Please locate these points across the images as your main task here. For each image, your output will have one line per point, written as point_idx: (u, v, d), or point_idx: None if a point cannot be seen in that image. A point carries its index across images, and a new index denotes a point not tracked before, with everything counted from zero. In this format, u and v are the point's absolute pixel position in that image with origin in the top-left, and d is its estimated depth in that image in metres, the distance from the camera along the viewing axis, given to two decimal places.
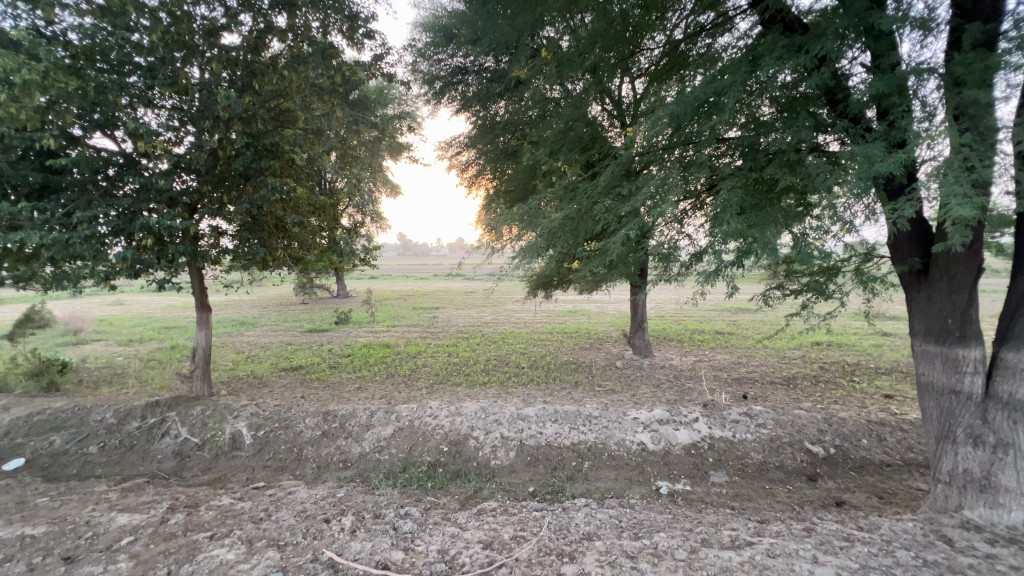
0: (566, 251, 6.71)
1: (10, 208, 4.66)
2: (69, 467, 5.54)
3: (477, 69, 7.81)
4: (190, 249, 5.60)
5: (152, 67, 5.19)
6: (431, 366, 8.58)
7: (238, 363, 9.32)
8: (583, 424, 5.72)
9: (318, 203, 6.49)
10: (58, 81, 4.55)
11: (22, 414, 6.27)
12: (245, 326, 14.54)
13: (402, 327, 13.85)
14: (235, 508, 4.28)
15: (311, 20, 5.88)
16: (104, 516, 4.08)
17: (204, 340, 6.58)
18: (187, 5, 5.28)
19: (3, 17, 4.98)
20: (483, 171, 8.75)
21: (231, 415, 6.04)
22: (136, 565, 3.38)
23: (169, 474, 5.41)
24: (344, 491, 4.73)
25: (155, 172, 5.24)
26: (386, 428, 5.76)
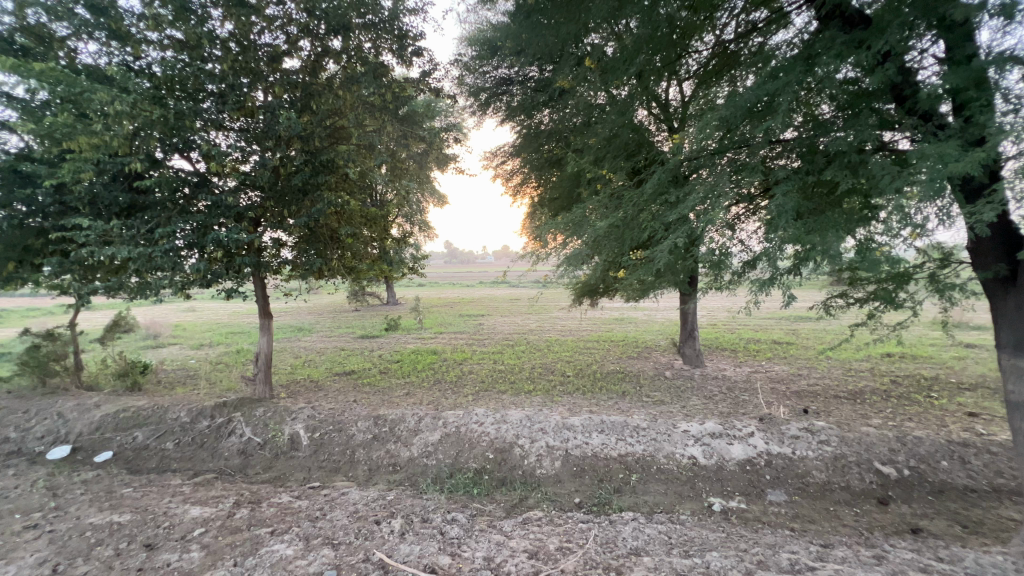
0: (612, 259, 6.62)
1: (104, 226, 5.19)
2: (149, 461, 6.05)
3: (522, 79, 7.88)
4: (254, 261, 6.00)
5: (222, 93, 5.62)
6: (477, 374, 8.69)
7: (296, 367, 9.84)
8: (631, 435, 5.58)
9: (370, 215, 6.78)
10: (144, 110, 5.03)
11: (110, 411, 6.90)
12: (303, 332, 15.34)
13: (449, 334, 14.12)
14: (294, 506, 4.51)
15: (364, 41, 6.24)
16: (179, 508, 4.41)
17: (266, 345, 7.00)
18: (254, 35, 5.73)
19: (100, 56, 5.61)
20: (528, 180, 8.79)
21: (289, 417, 6.38)
22: (207, 556, 3.63)
23: (235, 471, 5.78)
24: (393, 494, 4.88)
25: (225, 190, 5.68)
26: (434, 433, 5.89)
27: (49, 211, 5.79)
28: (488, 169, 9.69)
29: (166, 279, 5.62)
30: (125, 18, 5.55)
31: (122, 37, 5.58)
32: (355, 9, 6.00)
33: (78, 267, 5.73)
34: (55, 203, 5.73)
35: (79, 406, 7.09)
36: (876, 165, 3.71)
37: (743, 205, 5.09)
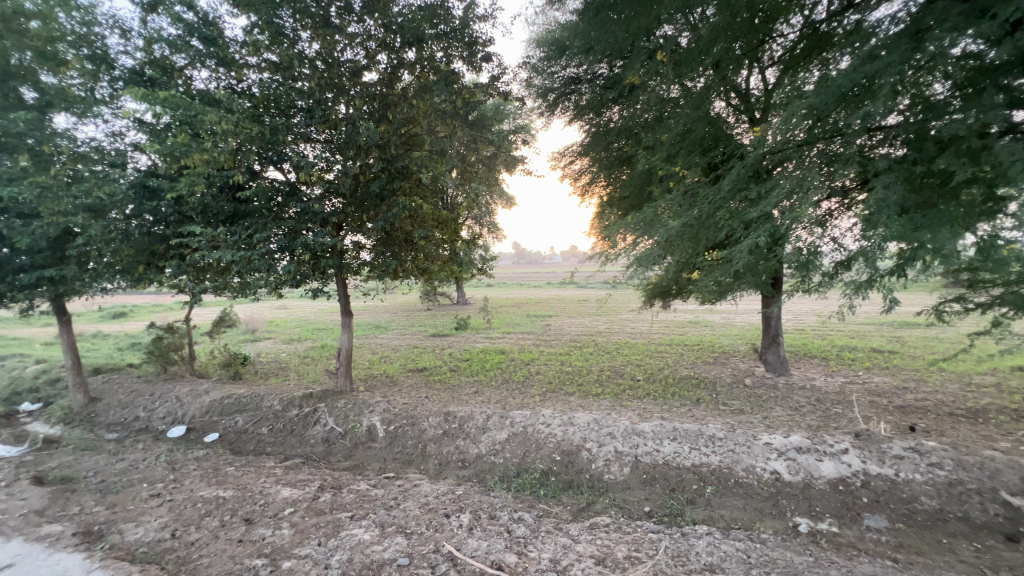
0: (686, 259, 6.31)
1: (213, 233, 5.82)
2: (248, 444, 6.70)
3: (590, 77, 7.71)
4: (337, 262, 6.46)
5: (309, 108, 6.11)
6: (544, 375, 8.68)
7: (373, 363, 10.43)
8: (706, 444, 5.30)
9: (441, 218, 7.03)
10: (245, 127, 5.61)
11: (216, 397, 7.73)
12: (380, 329, 16.24)
13: (516, 334, 14.25)
14: (371, 494, 4.79)
15: (436, 51, 6.49)
16: (272, 488, 4.85)
17: (346, 341, 7.48)
18: (337, 52, 6.17)
19: (210, 81, 6.31)
20: (595, 179, 8.61)
21: (367, 410, 6.78)
22: (295, 534, 3.96)
23: (319, 458, 6.24)
24: (462, 489, 5.02)
25: (312, 197, 6.18)
26: (501, 432, 5.97)
27: (169, 220, 6.58)
28: (556, 169, 9.61)
29: (262, 279, 6.20)
30: (231, 46, 6.22)
31: (228, 63, 6.24)
32: (428, 20, 6.27)
33: (192, 269, 6.48)
34: (175, 213, 6.52)
35: (192, 392, 8.03)
36: (1002, 151, 3.26)
37: (835, 200, 4.67)
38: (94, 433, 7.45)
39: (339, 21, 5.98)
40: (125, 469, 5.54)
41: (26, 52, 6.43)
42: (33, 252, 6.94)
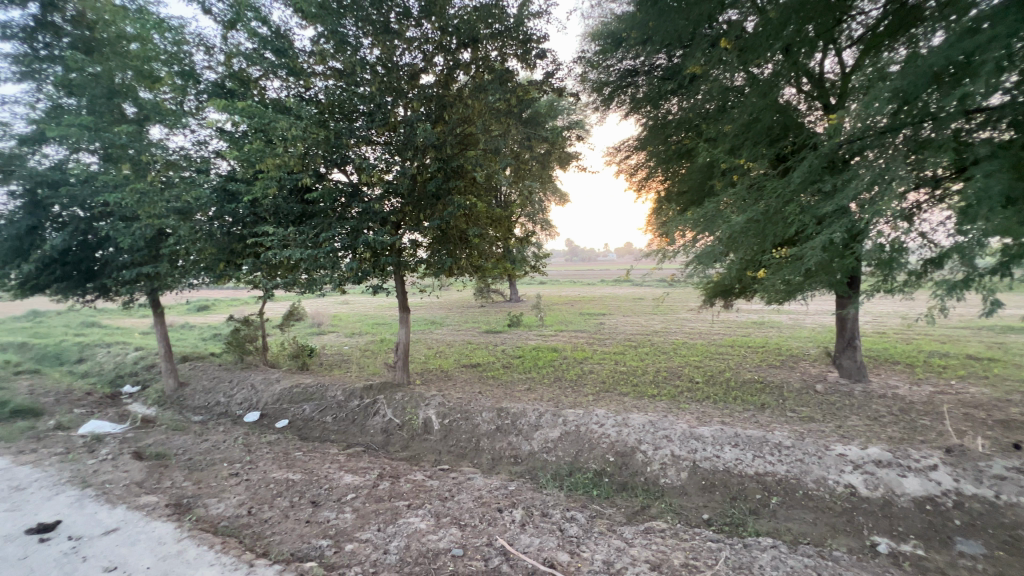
0: (751, 257, 5.97)
1: (284, 232, 6.23)
2: (314, 431, 7.12)
3: (648, 69, 7.47)
4: (396, 260, 6.70)
5: (370, 112, 6.37)
6: (597, 374, 8.56)
7: (429, 357, 10.74)
8: (771, 452, 5.01)
9: (495, 216, 7.09)
10: (312, 133, 5.94)
11: (286, 385, 8.28)
12: (435, 325, 16.68)
13: (569, 332, 14.15)
14: (426, 484, 4.95)
15: (491, 51, 6.57)
16: (335, 474, 5.13)
17: (404, 336, 7.74)
18: (397, 56, 6.39)
19: (281, 90, 6.75)
20: (652, 174, 8.33)
21: (423, 403, 6.99)
22: (357, 518, 4.17)
23: (378, 447, 6.52)
24: (515, 485, 5.07)
25: (373, 198, 6.45)
26: (554, 430, 5.96)
27: (245, 221, 7.12)
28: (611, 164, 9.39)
29: (327, 276, 6.55)
30: (300, 56, 6.61)
31: (297, 72, 6.64)
32: (483, 20, 6.38)
33: (265, 266, 6.97)
34: (251, 214, 7.03)
35: (265, 380, 8.66)
36: None
37: (924, 190, 4.25)
38: (183, 415, 8.22)
39: (399, 27, 6.19)
40: (208, 449, 6.07)
41: (127, 72, 7.18)
42: (134, 251, 7.76)
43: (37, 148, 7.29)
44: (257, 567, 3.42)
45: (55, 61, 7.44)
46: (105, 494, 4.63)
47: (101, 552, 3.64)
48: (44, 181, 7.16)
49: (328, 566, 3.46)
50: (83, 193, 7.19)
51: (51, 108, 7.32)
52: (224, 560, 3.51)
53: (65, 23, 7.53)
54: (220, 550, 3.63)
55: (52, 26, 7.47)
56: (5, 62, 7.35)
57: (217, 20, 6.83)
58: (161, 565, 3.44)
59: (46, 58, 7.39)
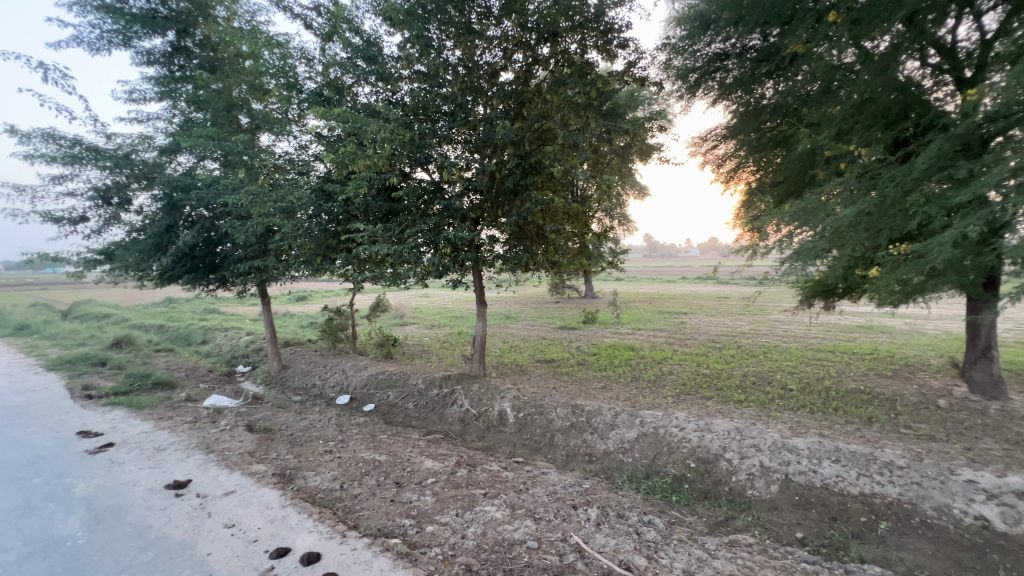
0: (860, 254, 5.37)
1: (373, 230, 6.67)
2: (397, 416, 7.56)
3: (739, 51, 6.87)
4: (474, 255, 6.88)
5: (452, 112, 6.57)
6: (677, 376, 8.18)
7: (504, 351, 10.93)
8: (880, 472, 4.49)
9: (573, 211, 7.02)
10: (398, 134, 6.26)
11: (373, 372, 8.86)
12: (510, 319, 16.95)
13: (647, 331, 13.69)
14: (502, 475, 5.06)
15: (570, 44, 6.54)
16: (417, 458, 5.41)
17: (481, 330, 7.92)
18: (478, 56, 6.54)
19: (371, 95, 7.18)
20: (742, 164, 7.69)
21: (499, 395, 7.14)
22: (437, 502, 4.36)
23: (456, 435, 6.77)
24: (589, 483, 5.03)
25: (453, 195, 6.68)
26: (630, 430, 5.82)
27: (339, 218, 7.67)
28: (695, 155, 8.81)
29: (411, 270, 6.90)
30: (388, 62, 7.00)
31: (385, 78, 7.03)
32: (563, 14, 6.31)
33: (356, 261, 7.49)
34: (344, 212, 7.57)
35: (355, 366, 9.34)
36: None
37: None
38: (285, 394, 9.13)
39: (479, 27, 6.32)
40: (307, 426, 6.68)
41: (242, 86, 8.04)
42: (248, 247, 8.72)
43: (173, 157, 8.42)
44: (349, 538, 3.70)
45: (186, 81, 8.55)
46: (224, 459, 5.28)
47: (222, 510, 4.16)
48: (178, 185, 8.25)
49: (411, 544, 3.65)
50: (207, 195, 8.19)
51: (183, 122, 8.43)
52: (320, 528, 3.84)
53: (195, 46, 8.60)
54: (317, 519, 3.99)
55: (184, 50, 8.57)
56: (150, 84, 8.58)
57: (317, 34, 7.43)
58: (270, 527, 3.86)
59: (180, 78, 8.52)
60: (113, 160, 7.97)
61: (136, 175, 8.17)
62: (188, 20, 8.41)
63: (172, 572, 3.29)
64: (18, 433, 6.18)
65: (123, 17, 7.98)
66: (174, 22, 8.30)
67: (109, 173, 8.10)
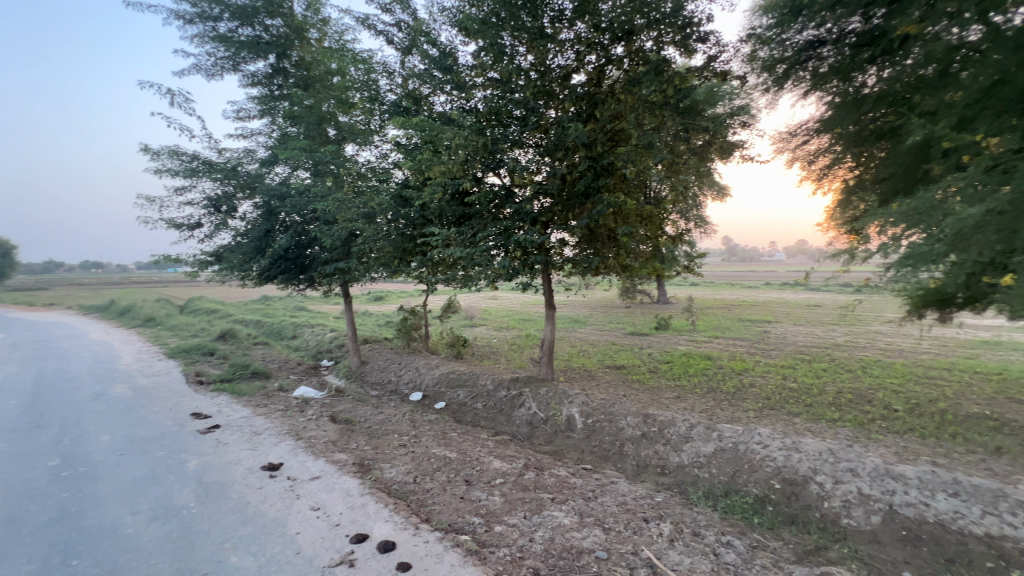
0: (987, 259, 4.69)
1: (447, 234, 6.93)
2: (466, 415, 7.74)
3: (836, 37, 6.17)
4: (544, 259, 6.88)
5: (524, 117, 6.64)
6: (759, 389, 7.63)
7: (572, 355, 10.82)
8: (1011, 512, 3.88)
9: (646, 213, 6.77)
10: (472, 140, 6.44)
11: (444, 371, 9.16)
12: (579, 324, 16.76)
13: (725, 339, 12.91)
14: (570, 481, 5.00)
15: (645, 42, 6.36)
16: (485, 458, 5.51)
17: (549, 333, 7.88)
18: (549, 59, 6.54)
19: (447, 103, 7.45)
20: (839, 159, 6.97)
21: (567, 400, 7.07)
22: (505, 503, 4.39)
23: (523, 438, 6.79)
24: (661, 496, 4.82)
25: (524, 199, 6.73)
26: (707, 444, 5.51)
27: (416, 223, 8.01)
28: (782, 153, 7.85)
29: (482, 273, 7.05)
30: (463, 71, 7.23)
31: (461, 86, 7.25)
32: (639, 11, 6.11)
33: (430, 264, 7.80)
34: (420, 217, 7.90)
35: (427, 365, 9.70)
36: None
37: None
38: (364, 389, 9.69)
39: (552, 30, 6.34)
40: (383, 420, 7.05)
41: (330, 101, 8.70)
42: (333, 250, 9.39)
43: (271, 168, 9.27)
44: (421, 531, 3.84)
45: (283, 98, 9.39)
46: (311, 446, 5.70)
47: (309, 493, 4.49)
48: (276, 194, 9.08)
49: (480, 542, 3.71)
50: (300, 203, 8.92)
51: (281, 136, 9.26)
52: (396, 519, 4.03)
53: (291, 67, 9.41)
54: (392, 509, 4.18)
55: (283, 71, 9.43)
56: (254, 103, 9.54)
57: (398, 48, 7.86)
58: (351, 513, 4.11)
59: (278, 96, 9.37)
60: (223, 172, 8.94)
61: (241, 185, 9.09)
62: (286, 43, 9.24)
63: (266, 546, 3.60)
64: (146, 412, 7.11)
65: (233, 44, 8.95)
66: (274, 46, 9.16)
67: (219, 184, 9.08)
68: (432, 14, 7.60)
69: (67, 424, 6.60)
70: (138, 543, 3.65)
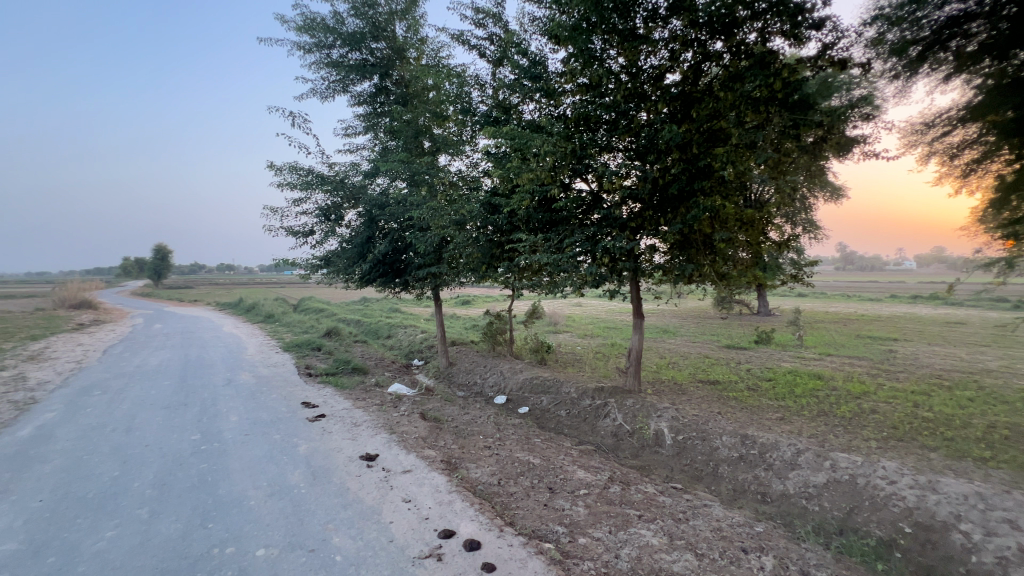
0: None
1: (535, 240, 7.00)
2: (550, 422, 7.72)
3: (990, 8, 5.21)
4: (633, 265, 6.66)
5: (614, 121, 6.52)
6: (883, 416, 6.68)
7: (661, 367, 10.36)
8: None
9: (747, 217, 5.96)
10: (560, 147, 6.44)
11: (528, 376, 9.23)
12: (669, 334, 16.01)
13: (840, 357, 11.54)
14: (658, 499, 4.77)
15: (748, 34, 5.93)
16: (569, 467, 5.43)
17: (637, 343, 7.58)
18: (641, 59, 6.34)
19: (535, 110, 7.54)
20: (993, 152, 5.87)
21: (655, 414, 6.76)
22: (590, 515, 4.30)
23: (608, 450, 6.60)
24: (762, 526, 4.41)
25: (612, 204, 6.59)
26: (817, 474, 4.95)
27: (503, 229, 8.19)
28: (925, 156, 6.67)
29: (569, 279, 7.01)
30: (552, 78, 7.26)
31: (549, 93, 7.29)
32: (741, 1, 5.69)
33: (517, 269, 7.94)
34: (508, 223, 8.06)
35: (512, 369, 9.85)
36: None
37: None
38: (451, 389, 10.08)
39: (645, 30, 6.12)
40: (469, 420, 7.27)
41: (426, 115, 9.29)
42: (426, 255, 9.93)
43: (373, 179, 10.02)
44: (505, 534, 3.88)
45: (385, 115, 10.13)
46: (403, 441, 6.04)
47: (402, 485, 4.75)
48: (377, 204, 9.81)
49: (564, 552, 3.66)
50: (398, 211, 9.57)
51: (382, 150, 10.01)
52: (481, 519, 4.11)
53: (392, 85, 10.12)
54: (478, 509, 4.27)
55: (385, 89, 10.17)
56: (359, 121, 10.40)
57: (489, 61, 8.12)
58: (439, 508, 4.27)
59: (381, 113, 10.14)
60: (332, 185, 9.86)
61: (347, 196, 9.93)
62: (388, 64, 9.98)
63: (364, 531, 3.86)
64: (266, 398, 8.02)
65: (344, 68, 9.85)
66: (378, 67, 9.95)
67: (330, 196, 10.02)
68: (522, 24, 7.74)
69: (205, 404, 7.66)
70: (258, 514, 4.11)
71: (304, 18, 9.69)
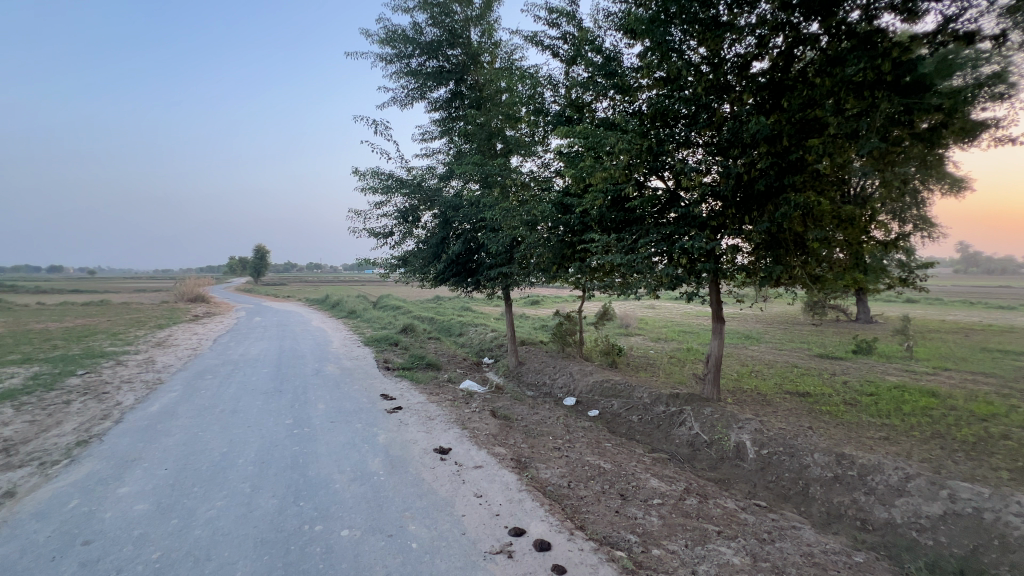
0: None
1: (607, 240, 6.83)
2: (621, 426, 7.52)
3: None
4: (714, 266, 6.28)
5: (694, 115, 6.21)
6: (1018, 443, 5.75)
7: (743, 375, 9.71)
8: None
9: (846, 214, 5.49)
10: (636, 143, 6.24)
11: (598, 379, 9.06)
12: (751, 340, 14.96)
13: (960, 373, 10.12)
14: (740, 517, 4.47)
15: (850, 12, 5.32)
16: (642, 474, 5.26)
17: (716, 348, 7.17)
18: (725, 49, 6.00)
19: (610, 107, 7.39)
20: None
21: (736, 425, 6.34)
22: (664, 527, 4.12)
23: (684, 459, 6.29)
24: (863, 556, 3.98)
25: (691, 202, 6.26)
26: (930, 503, 4.39)
27: (575, 229, 8.09)
28: None
29: (643, 280, 6.74)
30: (627, 74, 7.08)
31: (624, 89, 7.11)
32: None
33: (588, 270, 7.81)
34: (579, 223, 7.95)
35: (582, 371, 9.73)
36: None
37: None
38: (521, 388, 10.16)
39: (730, 17, 5.76)
40: (538, 421, 7.28)
41: (499, 118, 9.48)
42: (498, 256, 10.13)
43: (448, 182, 10.36)
44: (576, 537, 3.84)
45: (460, 119, 10.46)
46: (475, 437, 6.18)
47: (474, 480, 4.87)
48: (451, 205, 10.14)
49: (637, 562, 3.55)
50: (471, 212, 9.82)
51: (457, 153, 10.33)
52: (551, 520, 4.10)
53: (467, 89, 10.39)
54: (548, 510, 4.27)
55: (460, 94, 10.47)
56: (435, 126, 10.81)
57: (562, 60, 8.09)
58: (510, 505, 4.33)
59: (455, 118, 10.48)
60: (410, 187, 10.32)
61: (424, 199, 10.34)
62: (463, 70, 10.29)
63: (438, 521, 4.00)
64: (349, 389, 8.58)
65: (422, 76, 10.29)
66: (453, 73, 10.30)
67: (408, 198, 10.48)
68: (597, 22, 7.62)
69: (297, 392, 8.35)
70: (343, 497, 4.41)
71: (386, 31, 10.24)
